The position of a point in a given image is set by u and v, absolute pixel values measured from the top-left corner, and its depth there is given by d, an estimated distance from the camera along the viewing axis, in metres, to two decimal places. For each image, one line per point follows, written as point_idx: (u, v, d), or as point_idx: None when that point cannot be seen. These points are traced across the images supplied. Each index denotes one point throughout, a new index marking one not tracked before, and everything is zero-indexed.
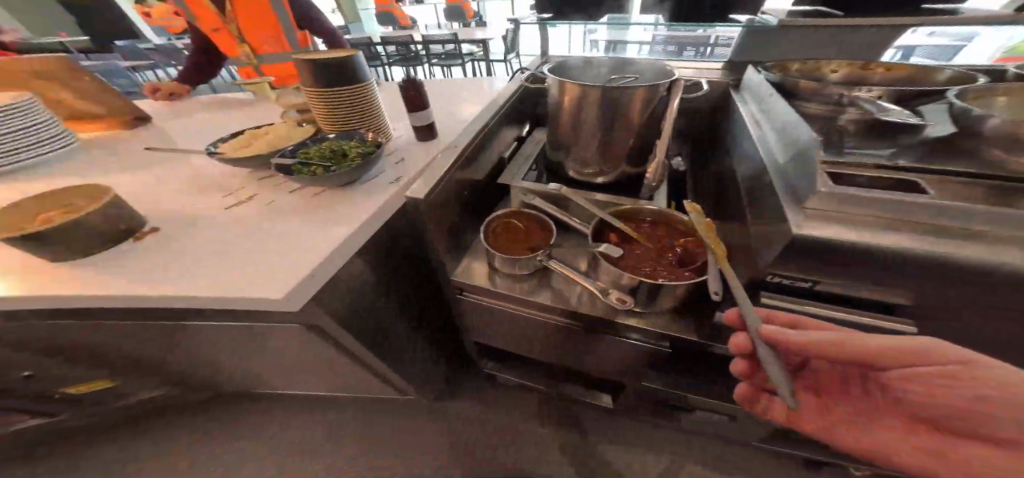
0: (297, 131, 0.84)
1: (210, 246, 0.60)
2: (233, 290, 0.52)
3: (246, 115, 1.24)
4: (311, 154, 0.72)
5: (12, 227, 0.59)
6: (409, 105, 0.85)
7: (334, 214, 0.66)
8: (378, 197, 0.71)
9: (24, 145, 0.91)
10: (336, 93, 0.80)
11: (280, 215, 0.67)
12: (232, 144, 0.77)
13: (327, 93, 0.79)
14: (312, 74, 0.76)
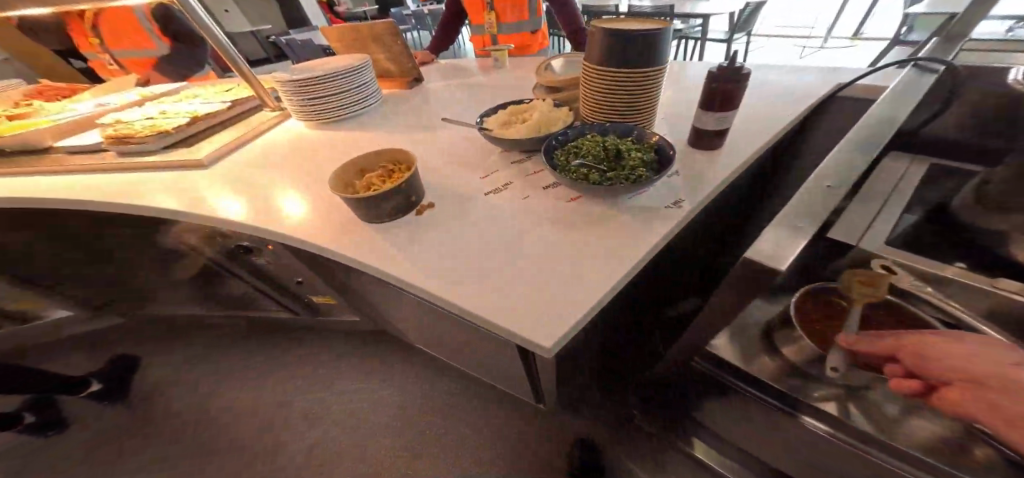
0: (559, 113, 0.74)
1: (470, 238, 0.57)
2: (491, 306, 0.44)
3: (486, 88, 1.29)
4: (577, 149, 0.61)
5: (347, 183, 0.66)
6: (712, 98, 0.59)
7: (598, 234, 0.53)
8: (652, 223, 0.54)
9: (348, 100, 1.14)
10: (619, 76, 0.64)
11: (536, 219, 0.59)
12: (499, 120, 0.76)
13: (607, 77, 0.65)
14: (602, 52, 0.63)
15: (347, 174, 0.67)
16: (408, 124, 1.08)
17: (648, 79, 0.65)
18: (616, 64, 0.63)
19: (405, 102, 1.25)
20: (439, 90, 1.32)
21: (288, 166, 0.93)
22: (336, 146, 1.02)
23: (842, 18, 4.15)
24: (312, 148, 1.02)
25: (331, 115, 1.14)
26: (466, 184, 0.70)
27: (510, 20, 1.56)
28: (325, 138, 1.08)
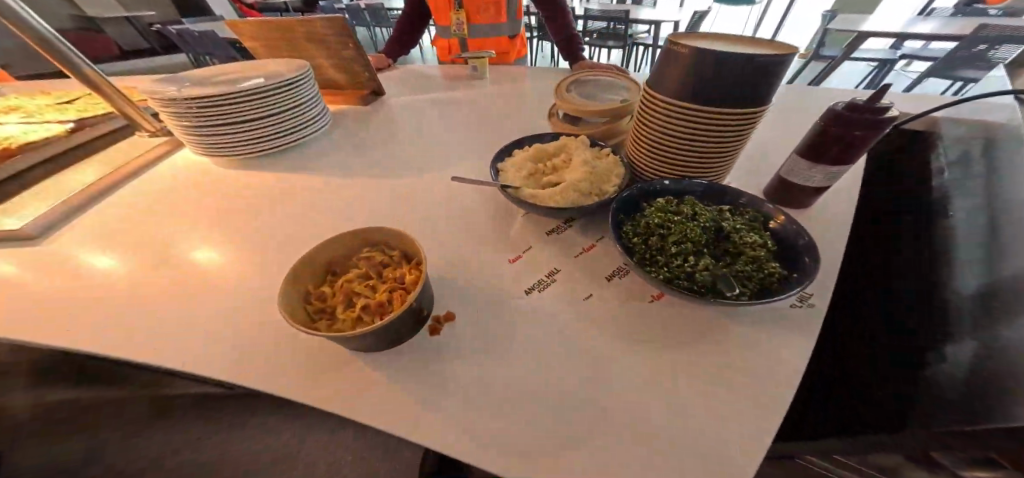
0: (604, 160, 0.55)
1: (511, 367, 0.39)
2: None
3: (466, 104, 1.06)
4: (656, 224, 0.45)
5: (304, 286, 0.43)
6: (825, 146, 0.45)
7: (695, 355, 0.39)
8: (766, 333, 0.40)
9: (286, 123, 0.82)
10: (696, 114, 0.49)
11: (603, 336, 0.42)
12: (518, 166, 0.57)
13: (681, 114, 0.49)
14: (684, 80, 0.47)
15: (310, 277, 0.44)
16: (378, 160, 0.83)
17: (736, 120, 0.48)
18: (700, 98, 0.47)
19: (364, 124, 0.97)
20: (407, 108, 1.06)
21: (207, 229, 0.64)
22: (279, 194, 0.73)
23: (761, 30, 4.59)
24: (241, 197, 0.72)
25: (260, 145, 0.81)
26: (498, 273, 0.51)
27: (483, 22, 1.30)
28: (260, 182, 0.77)
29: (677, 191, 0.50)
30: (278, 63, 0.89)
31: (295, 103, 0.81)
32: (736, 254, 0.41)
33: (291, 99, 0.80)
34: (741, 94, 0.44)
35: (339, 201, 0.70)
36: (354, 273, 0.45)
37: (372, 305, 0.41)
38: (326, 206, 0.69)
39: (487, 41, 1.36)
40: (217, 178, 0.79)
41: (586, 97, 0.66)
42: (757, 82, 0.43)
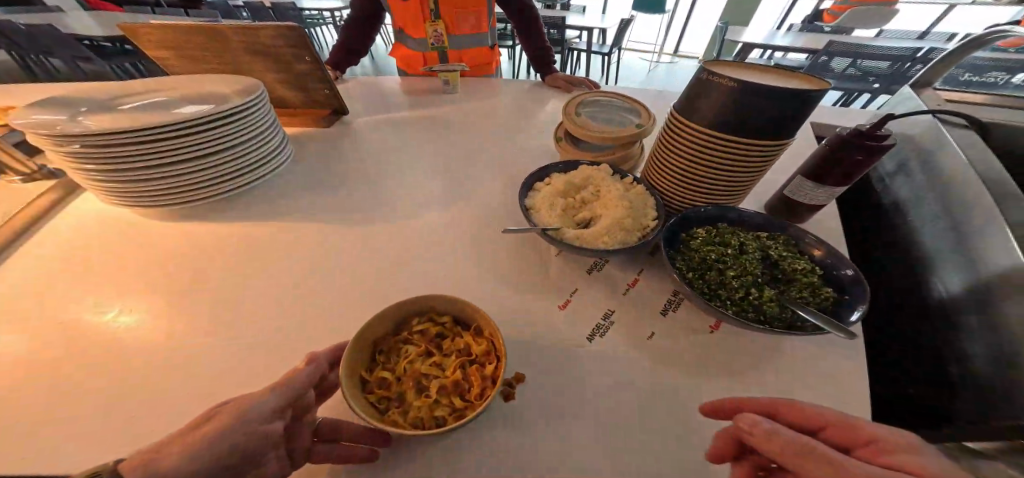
0: (632, 189, 0.58)
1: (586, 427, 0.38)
2: None
3: (450, 123, 1.00)
4: (711, 256, 0.46)
5: (354, 369, 0.39)
6: (828, 169, 0.51)
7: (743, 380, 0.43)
8: (799, 348, 0.45)
9: (242, 160, 0.68)
10: (724, 142, 0.52)
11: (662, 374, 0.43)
12: (548, 203, 0.58)
13: (710, 141, 0.53)
14: (717, 109, 0.50)
15: (363, 359, 0.41)
16: (377, 200, 0.74)
17: (759, 149, 0.51)
18: (734, 126, 0.50)
19: (340, 151, 0.85)
20: (384, 128, 0.96)
21: (171, 302, 0.52)
22: (254, 248, 0.62)
23: (671, 38, 5.17)
24: (201, 253, 0.60)
25: (212, 188, 0.66)
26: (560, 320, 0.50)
27: (464, 32, 1.22)
28: (221, 233, 0.64)
29: (711, 216, 0.53)
30: (220, 78, 0.76)
31: (247, 133, 0.67)
32: (786, 285, 0.43)
33: (242, 129, 0.66)
34: (767, 127, 0.48)
35: (345, 257, 0.61)
36: (410, 348, 0.43)
37: (446, 385, 0.40)
38: (329, 261, 0.60)
39: (468, 51, 1.28)
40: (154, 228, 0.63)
41: (602, 124, 0.69)
42: (789, 114, 0.46)
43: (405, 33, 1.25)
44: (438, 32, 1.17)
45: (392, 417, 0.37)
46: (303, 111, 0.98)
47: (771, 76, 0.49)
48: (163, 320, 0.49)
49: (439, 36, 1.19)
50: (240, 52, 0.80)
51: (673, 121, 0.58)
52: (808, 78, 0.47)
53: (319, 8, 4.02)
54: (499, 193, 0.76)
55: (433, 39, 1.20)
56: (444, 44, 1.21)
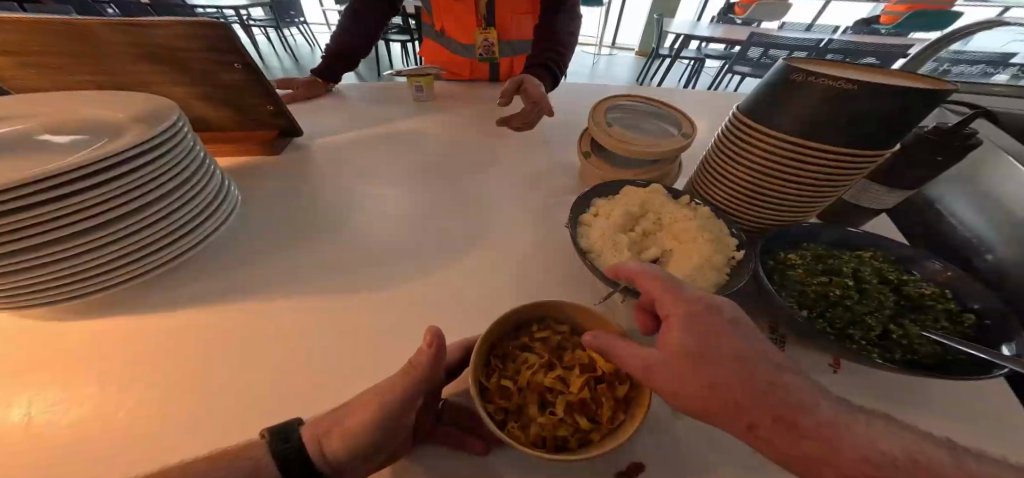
0: (698, 214, 0.50)
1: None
2: None
3: (440, 145, 0.88)
4: (824, 283, 0.42)
5: (479, 378, 0.37)
6: (897, 172, 0.47)
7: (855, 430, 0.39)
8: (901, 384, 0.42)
9: (177, 214, 0.51)
10: (812, 148, 0.43)
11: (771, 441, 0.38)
12: (611, 243, 0.48)
13: (793, 148, 0.44)
14: (809, 111, 0.42)
15: (481, 363, 0.39)
16: (385, 255, 0.61)
17: (854, 157, 0.43)
18: (843, 134, 0.41)
19: (320, 200, 0.71)
20: (365, 159, 0.81)
21: (113, 432, 0.37)
22: (241, 338, 0.48)
23: (606, 34, 5.40)
24: (167, 358, 0.45)
25: (142, 261, 0.49)
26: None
27: (519, 37, 1.15)
28: (192, 325, 0.49)
29: (794, 235, 0.47)
30: (104, 97, 0.52)
31: (167, 177, 0.49)
32: (918, 318, 0.38)
33: (157, 174, 0.48)
34: (871, 130, 0.40)
35: (370, 341, 0.49)
36: (531, 357, 0.40)
37: (574, 401, 0.37)
38: (357, 346, 0.48)
39: (521, 58, 1.18)
40: (87, 338, 0.46)
41: (639, 134, 0.60)
42: (915, 117, 0.39)
43: (446, 35, 1.15)
44: (489, 40, 1.09)
45: (513, 431, 0.35)
46: (244, 138, 0.77)
47: (867, 75, 0.43)
48: (143, 457, 0.36)
49: (490, 45, 1.10)
50: (133, 60, 0.56)
51: (746, 128, 0.48)
52: (905, 76, 0.42)
53: (218, 5, 3.42)
54: (528, 227, 0.67)
55: (482, 50, 1.11)
56: (494, 55, 1.12)
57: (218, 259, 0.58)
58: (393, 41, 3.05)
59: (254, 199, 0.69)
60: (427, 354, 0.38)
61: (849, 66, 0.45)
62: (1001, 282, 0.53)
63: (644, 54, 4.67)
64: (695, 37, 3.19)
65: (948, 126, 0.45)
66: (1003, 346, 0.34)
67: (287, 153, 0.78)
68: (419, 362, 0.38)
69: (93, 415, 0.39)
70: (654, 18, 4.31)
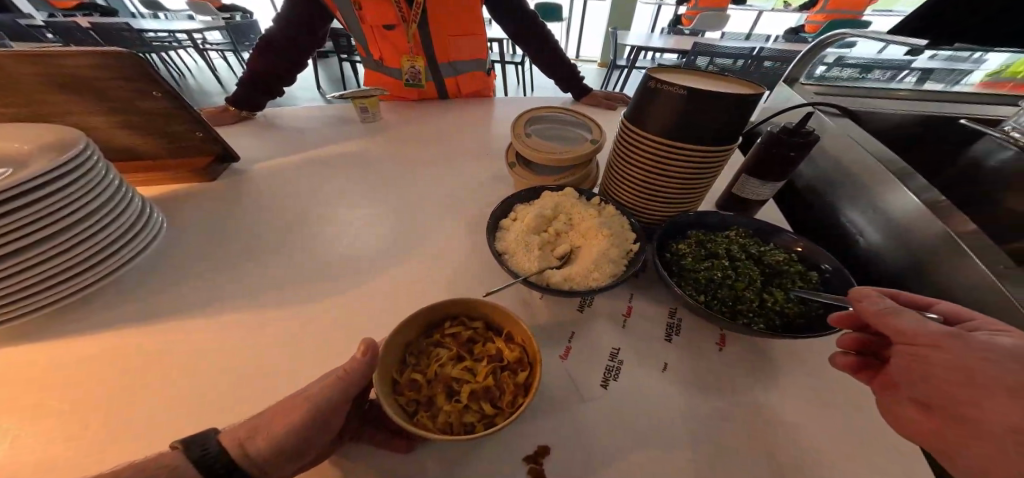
0: (604, 214, 0.56)
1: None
2: None
3: (382, 163, 0.91)
4: (706, 270, 0.48)
5: (387, 376, 0.40)
6: (760, 169, 0.56)
7: (730, 396, 0.45)
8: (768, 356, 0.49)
9: (96, 241, 0.52)
10: (675, 149, 0.51)
11: (658, 414, 0.43)
12: (523, 245, 0.52)
13: (662, 148, 0.52)
14: (667, 118, 0.49)
15: (395, 360, 0.42)
16: (319, 272, 0.62)
17: (708, 155, 0.51)
18: (695, 136, 0.49)
19: (257, 223, 0.71)
20: (305, 181, 0.82)
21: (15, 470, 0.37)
22: (167, 362, 0.48)
23: (568, 46, 5.65)
24: (89, 387, 0.45)
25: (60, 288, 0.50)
26: (578, 377, 0.46)
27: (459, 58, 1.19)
28: (119, 352, 0.49)
29: (682, 225, 0.55)
30: (7, 129, 0.51)
31: (81, 204, 0.49)
32: (781, 285, 0.46)
33: (69, 202, 0.48)
34: (712, 132, 0.48)
35: (299, 356, 0.50)
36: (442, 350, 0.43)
37: (478, 388, 0.40)
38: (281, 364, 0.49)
39: (463, 76, 1.24)
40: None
41: (555, 143, 0.66)
42: (740, 115, 0.47)
43: (384, 64, 1.19)
44: (417, 68, 1.16)
45: (422, 419, 0.38)
46: (174, 165, 0.75)
47: (719, 83, 0.51)
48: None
49: (417, 72, 1.17)
50: (42, 92, 0.56)
51: (626, 138, 0.56)
52: (748, 85, 0.50)
53: (167, 30, 3.32)
54: (463, 236, 0.70)
55: (409, 76, 1.18)
56: (422, 80, 1.19)
57: (144, 286, 0.58)
58: (354, 62, 3.07)
59: (187, 224, 0.68)
60: (361, 362, 0.37)
61: (708, 77, 0.53)
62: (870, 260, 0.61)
63: (602, 66, 4.90)
64: (645, 48, 3.40)
65: (794, 124, 0.53)
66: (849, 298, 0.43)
67: (223, 179, 0.78)
68: (353, 369, 0.37)
69: (10, 450, 0.39)
70: (609, 32, 4.54)
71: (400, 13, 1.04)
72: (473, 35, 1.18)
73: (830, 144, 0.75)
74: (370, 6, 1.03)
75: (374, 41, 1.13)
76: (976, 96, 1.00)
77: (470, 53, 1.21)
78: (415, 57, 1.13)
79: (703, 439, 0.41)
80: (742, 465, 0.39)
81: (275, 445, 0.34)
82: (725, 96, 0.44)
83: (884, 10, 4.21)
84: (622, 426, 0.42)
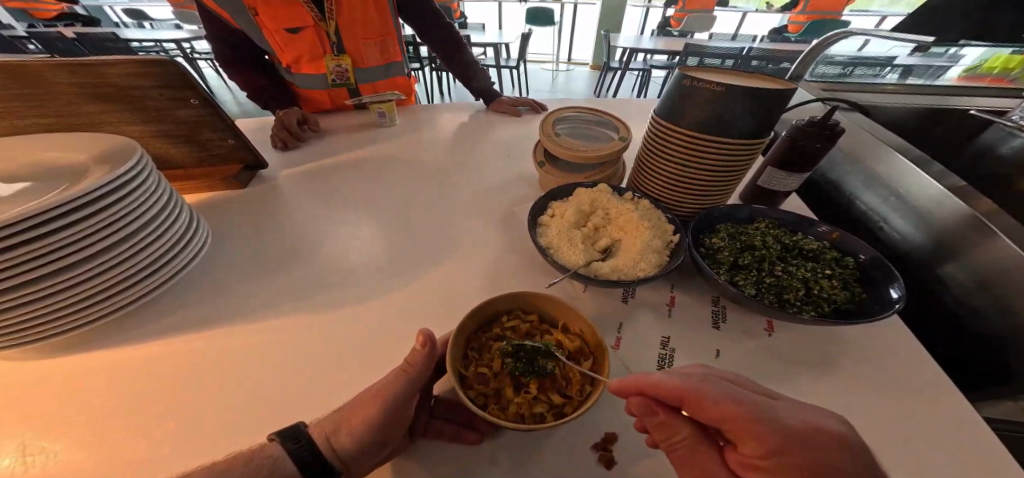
0: (641, 207, 0.58)
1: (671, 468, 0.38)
2: None
3: (407, 167, 0.91)
4: (748, 261, 0.50)
5: (457, 369, 0.41)
6: (788, 159, 0.59)
7: (780, 379, 0.47)
8: (808, 339, 0.52)
9: (149, 251, 0.52)
10: (710, 144, 0.53)
11: None
12: (567, 239, 0.53)
13: (696, 144, 0.54)
14: (700, 115, 0.52)
15: (460, 355, 0.43)
16: (357, 275, 0.63)
17: (742, 148, 0.53)
18: (729, 131, 0.51)
19: (288, 228, 0.71)
20: (335, 186, 0.83)
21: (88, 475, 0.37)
22: (218, 366, 0.49)
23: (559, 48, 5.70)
24: (153, 390, 0.45)
25: (118, 299, 0.50)
26: (634, 367, 0.48)
27: (368, 65, 1.20)
28: (179, 358, 0.49)
29: (714, 218, 0.57)
30: (49, 138, 0.51)
31: (136, 215, 0.49)
32: (821, 272, 0.48)
33: (125, 211, 0.48)
34: (746, 125, 0.50)
35: (345, 357, 0.51)
36: (503, 344, 0.44)
37: (546, 379, 0.41)
38: (332, 364, 0.50)
39: (380, 83, 1.27)
40: (60, 390, 0.45)
41: (581, 142, 0.68)
42: (772, 109, 0.49)
43: (295, 71, 1.13)
44: (343, 66, 1.14)
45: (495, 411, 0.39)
46: (206, 172, 0.75)
47: (743, 79, 0.54)
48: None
49: (344, 71, 1.15)
50: (79, 102, 0.55)
51: (656, 135, 0.59)
52: (773, 80, 0.53)
53: (154, 39, 3.25)
54: (498, 235, 0.71)
55: (336, 75, 1.15)
56: (350, 79, 1.17)
57: (184, 294, 0.58)
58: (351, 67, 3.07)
59: (221, 231, 0.68)
60: (422, 353, 0.38)
61: (734, 74, 0.56)
62: (907, 247, 0.64)
63: (595, 67, 4.97)
64: (637, 50, 3.47)
65: (819, 117, 0.56)
66: (891, 289, 0.44)
67: (252, 186, 0.77)
68: (415, 361, 0.38)
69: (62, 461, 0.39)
70: (599, 34, 4.62)
71: (311, 14, 1.05)
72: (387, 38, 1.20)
73: (844, 138, 0.79)
74: (269, 10, 0.99)
75: (282, 47, 1.07)
76: (958, 90, 1.05)
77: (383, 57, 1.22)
78: (341, 57, 1.12)
79: None
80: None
81: (359, 436, 0.34)
82: (757, 92, 0.47)
83: (862, 10, 4.38)
84: None
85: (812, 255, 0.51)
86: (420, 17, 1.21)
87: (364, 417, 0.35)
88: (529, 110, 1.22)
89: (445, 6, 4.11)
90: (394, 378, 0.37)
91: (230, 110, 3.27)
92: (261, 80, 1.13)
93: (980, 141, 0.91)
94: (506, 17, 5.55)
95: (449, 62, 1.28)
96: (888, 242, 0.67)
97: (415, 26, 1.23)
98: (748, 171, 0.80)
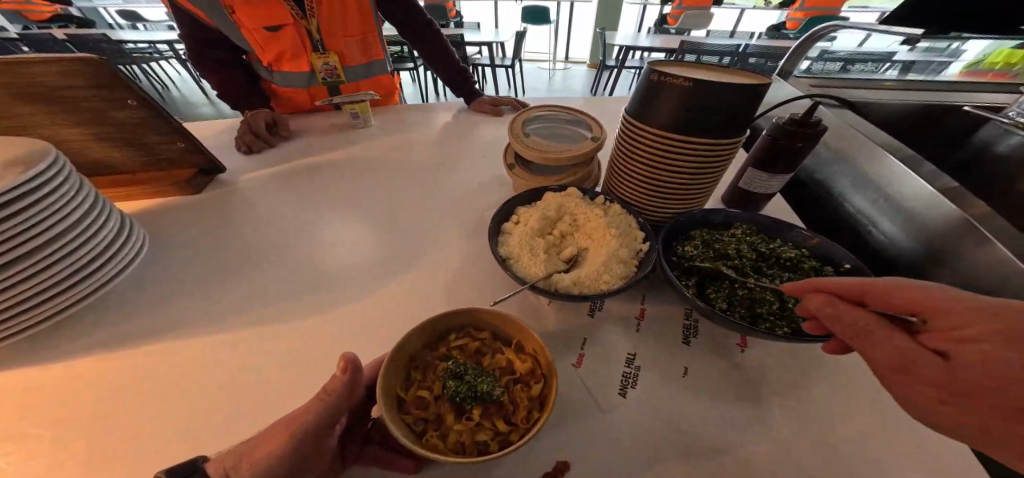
0: (610, 212, 0.54)
1: None
2: None
3: (377, 169, 0.88)
4: (718, 272, 0.46)
5: (392, 393, 0.37)
6: (768, 160, 0.55)
7: (748, 401, 0.43)
8: (781, 356, 0.48)
9: (66, 265, 0.48)
10: (681, 144, 0.49)
11: (673, 421, 0.41)
12: (527, 248, 0.50)
13: (666, 144, 0.50)
14: (669, 112, 0.48)
15: (399, 377, 0.39)
16: (309, 284, 0.59)
17: (715, 148, 0.49)
18: (699, 130, 0.48)
19: (240, 235, 0.67)
20: (300, 190, 0.79)
21: None
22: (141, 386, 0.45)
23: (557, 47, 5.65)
24: (64, 413, 0.42)
25: (30, 315, 0.46)
26: (592, 387, 0.44)
27: (354, 62, 1.17)
28: (101, 375, 0.46)
29: (687, 224, 0.53)
30: None
31: (46, 226, 0.45)
32: (799, 284, 0.45)
33: (40, 221, 0.44)
34: (719, 124, 0.47)
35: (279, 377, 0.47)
36: (448, 365, 0.40)
37: (490, 404, 0.38)
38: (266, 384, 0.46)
39: (366, 81, 1.24)
40: None
41: (553, 142, 0.64)
42: (745, 106, 0.45)
43: (277, 70, 1.09)
44: (330, 64, 1.11)
45: (432, 440, 0.36)
46: (158, 177, 0.72)
47: (717, 74, 0.50)
48: None
49: (332, 69, 1.12)
50: (5, 103, 0.52)
51: (626, 135, 0.55)
52: (749, 75, 0.49)
53: (146, 39, 3.22)
54: (464, 241, 0.67)
55: (324, 73, 1.12)
56: (339, 77, 1.15)
57: (117, 307, 0.54)
58: None
59: (168, 238, 0.65)
60: (342, 380, 0.34)
61: (707, 68, 0.52)
62: (893, 253, 0.60)
63: (591, 65, 4.92)
64: (633, 48, 3.41)
65: (801, 115, 0.52)
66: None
67: (209, 191, 0.74)
68: (334, 389, 0.35)
69: None
70: (596, 32, 4.57)
71: (291, 12, 1.00)
72: (372, 34, 1.15)
73: (833, 137, 0.75)
74: (246, 8, 0.95)
75: (261, 45, 1.03)
76: (964, 86, 1.01)
77: (366, 55, 1.18)
78: (328, 54, 1.10)
79: (722, 445, 0.39)
80: (774, 471, 0.37)
81: (263, 473, 0.31)
82: (728, 87, 0.43)
83: (863, 6, 4.30)
84: (635, 437, 0.40)
85: (791, 264, 0.48)
86: (402, 14, 1.16)
87: (270, 450, 0.32)
88: (514, 109, 1.18)
89: (439, 4, 4.08)
90: (309, 406, 0.34)
91: (224, 111, 3.25)
92: (233, 80, 1.10)
93: (977, 137, 0.87)
94: (503, 16, 5.51)
95: (433, 61, 1.24)
96: (875, 247, 0.63)
97: (397, 22, 1.19)
98: (732, 172, 0.76)
